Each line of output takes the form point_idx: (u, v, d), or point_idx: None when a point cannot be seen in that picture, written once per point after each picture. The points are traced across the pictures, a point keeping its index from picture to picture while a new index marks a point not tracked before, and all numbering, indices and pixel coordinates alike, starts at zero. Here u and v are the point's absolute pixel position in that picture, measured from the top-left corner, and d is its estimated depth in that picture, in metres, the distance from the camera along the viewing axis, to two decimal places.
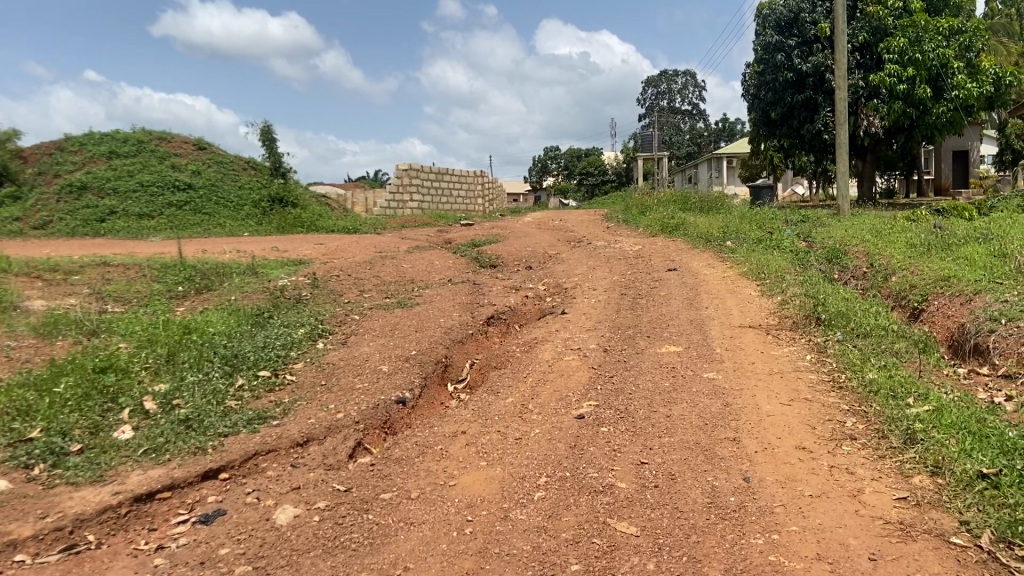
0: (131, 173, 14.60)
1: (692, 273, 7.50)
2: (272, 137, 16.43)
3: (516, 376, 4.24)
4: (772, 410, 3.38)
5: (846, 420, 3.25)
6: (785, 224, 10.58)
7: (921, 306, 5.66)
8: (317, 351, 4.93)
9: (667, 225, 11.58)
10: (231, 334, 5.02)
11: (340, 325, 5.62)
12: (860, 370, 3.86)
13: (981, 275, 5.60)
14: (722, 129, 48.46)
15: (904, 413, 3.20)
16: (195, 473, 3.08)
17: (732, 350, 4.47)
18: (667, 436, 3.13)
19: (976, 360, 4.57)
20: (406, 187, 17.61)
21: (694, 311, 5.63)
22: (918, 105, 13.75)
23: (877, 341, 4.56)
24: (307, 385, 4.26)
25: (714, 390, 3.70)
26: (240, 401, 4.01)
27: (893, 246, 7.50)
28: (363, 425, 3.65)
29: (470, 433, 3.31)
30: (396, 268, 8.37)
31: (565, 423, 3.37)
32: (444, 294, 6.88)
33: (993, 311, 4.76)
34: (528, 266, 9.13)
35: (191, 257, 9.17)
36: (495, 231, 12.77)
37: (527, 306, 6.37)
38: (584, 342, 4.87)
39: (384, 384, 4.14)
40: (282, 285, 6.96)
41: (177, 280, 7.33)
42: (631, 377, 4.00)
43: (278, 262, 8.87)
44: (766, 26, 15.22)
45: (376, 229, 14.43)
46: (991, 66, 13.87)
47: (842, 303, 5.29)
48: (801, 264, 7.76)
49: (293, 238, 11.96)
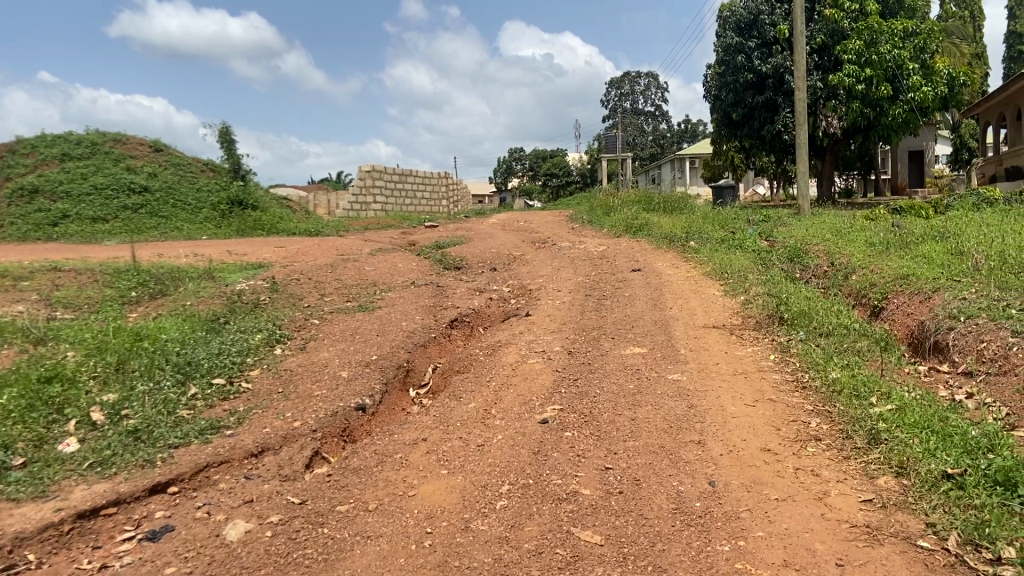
0: (85, 175, 14.27)
1: (655, 273, 7.49)
2: (230, 139, 16.17)
3: (478, 381, 4.16)
4: (736, 412, 3.34)
5: (810, 421, 3.23)
6: (748, 223, 10.63)
7: (881, 305, 5.70)
8: (274, 357, 4.81)
9: (631, 225, 11.60)
10: (185, 341, 4.89)
11: (299, 330, 5.51)
12: (823, 370, 3.84)
13: (939, 273, 5.65)
14: (685, 130, 48.82)
15: (869, 413, 3.18)
16: (142, 487, 2.97)
17: (696, 351, 4.43)
18: (632, 440, 3.07)
19: (936, 357, 4.60)
20: (369, 189, 17.43)
21: (658, 312, 5.60)
22: (876, 106, 13.93)
23: (839, 340, 4.56)
24: (263, 393, 4.15)
25: (678, 392, 3.66)
26: (193, 411, 3.89)
27: (854, 245, 7.55)
28: (321, 434, 3.55)
29: (431, 440, 3.22)
30: (358, 271, 8.26)
31: (528, 428, 3.30)
32: (407, 297, 6.79)
33: (952, 309, 4.79)
34: (492, 267, 9.07)
35: (146, 261, 8.96)
36: (460, 233, 12.68)
37: (491, 308, 6.30)
38: (547, 344, 4.81)
39: (343, 391, 4.04)
40: (240, 290, 6.81)
41: (131, 285, 7.16)
42: (595, 380, 3.95)
43: (236, 266, 8.72)
44: (726, 28, 15.32)
45: (338, 231, 14.26)
46: (945, 67, 14.09)
47: (804, 303, 5.30)
48: (763, 264, 7.79)
49: (253, 241, 11.76)
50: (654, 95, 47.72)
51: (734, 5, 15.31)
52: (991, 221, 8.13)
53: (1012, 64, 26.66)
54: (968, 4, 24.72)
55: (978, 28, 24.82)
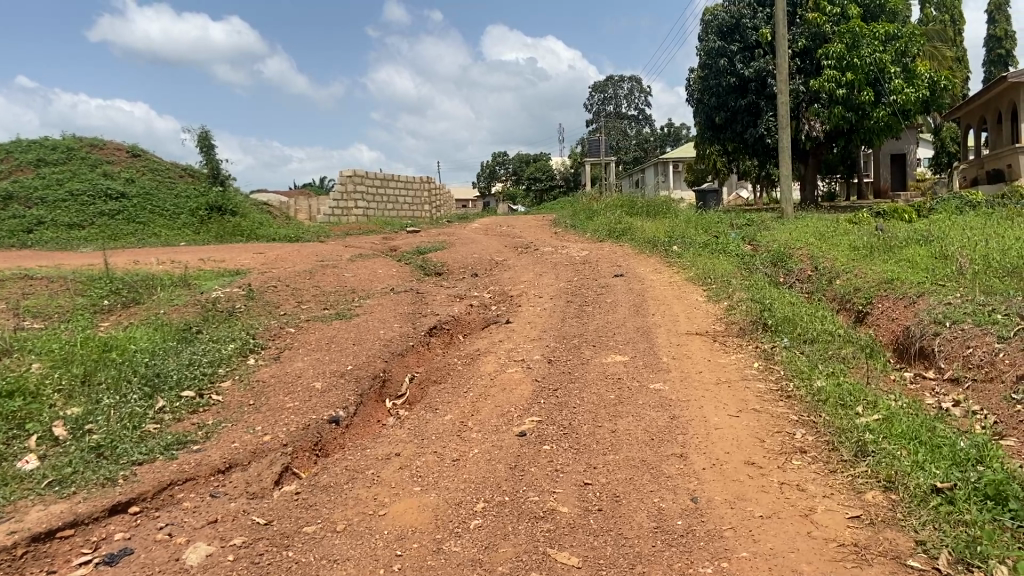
0: (60, 181, 14.05)
1: (637, 278, 7.41)
2: (209, 144, 15.99)
3: (456, 391, 4.05)
4: (719, 423, 3.25)
5: (795, 432, 3.14)
6: (730, 227, 10.58)
7: (865, 309, 5.64)
8: (247, 368, 4.68)
9: (614, 230, 11.53)
10: (155, 352, 4.75)
11: (273, 339, 5.38)
12: (808, 378, 3.76)
13: (923, 277, 5.60)
14: (668, 134, 48.96)
15: (855, 423, 3.10)
16: (102, 507, 2.83)
17: (679, 359, 4.35)
18: (612, 453, 2.98)
19: (922, 363, 4.54)
20: (351, 194, 17.23)
21: (640, 319, 5.51)
22: (857, 110, 13.94)
23: (824, 347, 4.49)
24: (234, 406, 4.02)
25: (660, 403, 3.56)
26: (160, 425, 3.76)
27: (837, 249, 7.51)
28: (292, 448, 3.43)
29: (405, 455, 3.11)
30: (337, 277, 8.13)
31: (505, 441, 3.19)
32: (386, 304, 6.67)
33: (936, 314, 4.72)
34: (473, 273, 8.96)
35: (120, 268, 8.80)
36: (441, 238, 12.57)
37: (471, 315, 6.19)
38: (527, 352, 4.70)
39: (316, 402, 3.92)
40: (215, 297, 6.67)
41: (103, 293, 7.00)
42: (575, 390, 3.85)
43: (213, 273, 8.57)
44: (709, 31, 15.30)
45: (319, 237, 14.11)
46: (926, 70, 14.12)
47: (788, 308, 5.22)
48: (746, 268, 7.74)
49: (231, 247, 11.61)
50: (637, 99, 47.79)
51: (716, 9, 15.29)
52: (974, 225, 8.11)
53: (991, 68, 26.85)
54: (948, 8, 24.88)
55: (958, 32, 24.98)
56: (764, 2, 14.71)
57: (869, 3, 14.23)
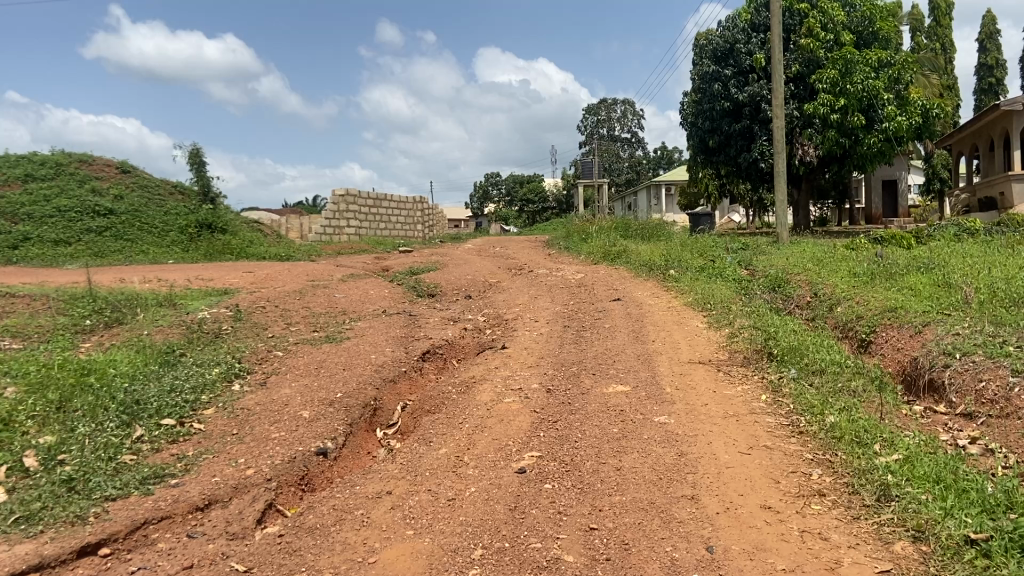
0: (48, 197, 13.83)
1: (635, 303, 7.26)
2: (200, 160, 15.83)
3: (450, 422, 3.85)
4: (730, 461, 3.07)
5: (812, 472, 2.97)
6: (726, 251, 10.46)
7: (869, 338, 5.48)
8: (231, 395, 4.48)
9: (609, 252, 11.38)
10: (136, 376, 4.54)
11: (260, 364, 5.18)
12: (821, 414, 3.58)
13: (929, 306, 5.45)
14: (661, 157, 49.06)
15: (874, 464, 2.94)
16: (70, 549, 2.63)
17: (683, 390, 4.17)
18: (618, 494, 2.79)
19: (931, 397, 4.37)
20: (342, 214, 17.06)
21: (640, 345, 5.34)
22: (851, 135, 13.88)
23: (833, 378, 4.31)
24: (216, 435, 3.81)
25: (667, 438, 3.37)
26: (136, 457, 3.54)
27: (837, 274, 7.37)
28: (276, 484, 3.23)
29: (396, 494, 2.91)
30: (327, 298, 7.94)
31: (504, 479, 3.01)
32: (377, 326, 6.48)
33: (946, 344, 4.56)
34: (467, 295, 8.79)
35: (105, 287, 8.59)
36: (434, 258, 12.40)
37: (465, 339, 6.00)
38: (524, 381, 4.52)
39: (303, 433, 3.72)
40: (201, 318, 6.48)
41: (85, 313, 6.78)
42: (576, 423, 3.66)
43: (199, 292, 8.37)
44: (703, 56, 15.30)
45: (310, 256, 13.92)
46: (920, 98, 14.10)
47: (793, 337, 5.06)
48: (745, 294, 7.59)
49: (220, 266, 11.41)
50: (630, 121, 47.92)
51: (711, 34, 15.29)
52: (975, 252, 7.99)
53: (983, 95, 26.98)
54: (939, 36, 25.04)
55: (950, 60, 25.12)
56: (759, 27, 14.71)
57: (861, 30, 14.24)
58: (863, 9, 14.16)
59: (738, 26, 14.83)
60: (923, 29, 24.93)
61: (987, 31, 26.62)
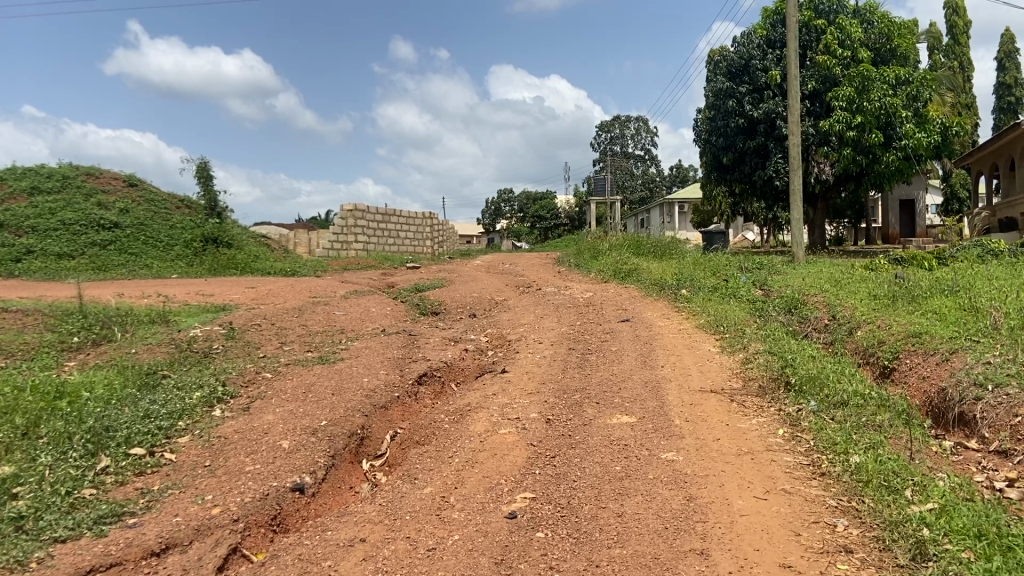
0: (53, 210, 13.69)
1: (645, 324, 6.95)
2: (207, 174, 15.69)
3: (440, 456, 3.55)
4: (744, 508, 2.76)
5: (837, 523, 2.66)
6: (739, 270, 10.15)
7: (891, 364, 5.14)
8: (211, 421, 4.19)
9: (619, 270, 11.10)
10: (111, 401, 4.27)
11: (245, 387, 4.89)
12: (844, 453, 3.28)
13: (955, 331, 5.12)
14: (674, 175, 48.84)
15: (907, 514, 2.63)
16: None
17: (693, 423, 3.86)
18: (618, 546, 2.49)
19: (961, 431, 4.04)
20: (351, 228, 16.83)
21: (648, 371, 5.04)
22: (868, 153, 13.56)
23: (856, 412, 3.98)
24: (186, 468, 3.52)
25: (674, 478, 3.07)
26: (96, 492, 3.26)
27: (856, 296, 7.04)
28: (244, 524, 2.94)
29: (371, 541, 2.62)
30: (327, 316, 7.67)
31: (492, 525, 2.71)
32: (375, 347, 6.21)
33: (977, 374, 4.22)
34: (472, 314, 8.53)
35: (100, 301, 8.37)
36: (442, 274, 12.15)
37: (465, 362, 5.71)
38: (523, 410, 4.21)
39: (280, 466, 3.44)
40: (192, 336, 6.22)
41: (74, 330, 6.53)
42: (576, 458, 3.36)
43: (196, 309, 8.13)
44: (718, 72, 15.07)
45: (316, 272, 13.69)
46: (939, 115, 13.79)
47: (812, 364, 4.73)
48: (760, 316, 7.27)
49: (222, 281, 11.18)
50: (643, 138, 47.70)
51: (726, 50, 15.04)
52: (999, 275, 7.64)
53: (1001, 114, 26.57)
54: (957, 54, 24.66)
55: (968, 79, 24.72)
56: (774, 43, 14.46)
57: (879, 47, 13.96)
58: (881, 26, 13.90)
59: (753, 42, 14.60)
60: (940, 47, 24.58)
61: (1005, 50, 26.27)
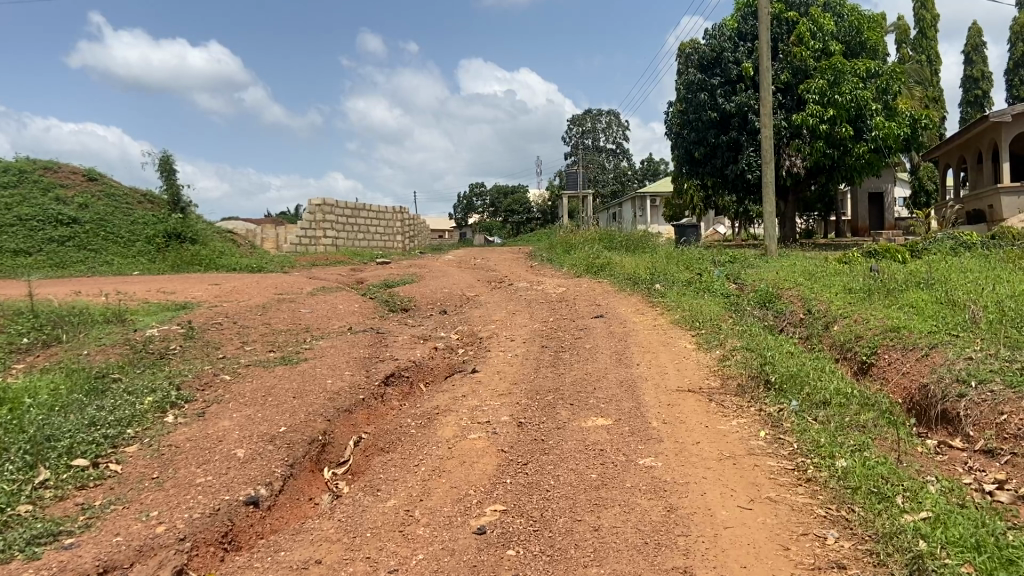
0: (9, 205, 13.23)
1: (619, 321, 6.78)
2: (170, 167, 15.29)
3: (405, 465, 3.34)
4: (729, 519, 2.60)
5: (827, 535, 2.50)
6: (713, 264, 10.02)
7: (869, 360, 5.00)
8: (162, 429, 3.94)
9: (592, 265, 10.94)
10: (55, 408, 4.01)
11: (202, 390, 4.65)
12: (829, 457, 3.13)
13: (934, 325, 4.99)
14: (646, 169, 48.89)
15: (900, 525, 2.49)
16: None
17: (671, 425, 3.68)
18: (595, 566, 2.31)
19: (945, 430, 3.90)
20: (319, 224, 16.50)
21: (623, 369, 4.87)
22: (839, 146, 13.50)
23: (839, 413, 3.83)
24: (132, 480, 3.28)
25: (653, 487, 2.89)
26: (31, 508, 3.00)
27: (831, 289, 6.92)
28: (191, 544, 2.73)
29: (326, 563, 2.42)
30: (292, 314, 7.42)
31: (460, 542, 2.51)
32: (340, 346, 5.98)
33: (959, 370, 4.09)
34: (442, 310, 8.33)
35: (55, 300, 8.02)
36: (412, 270, 11.90)
37: (434, 361, 5.50)
38: (494, 413, 4.01)
39: (234, 477, 3.22)
40: (149, 336, 5.95)
41: (23, 331, 6.22)
42: (549, 466, 3.17)
43: (155, 307, 7.83)
44: (689, 65, 14.97)
45: (283, 268, 13.39)
46: (908, 109, 13.80)
47: (791, 362, 4.58)
48: (734, 310, 7.14)
49: (185, 278, 10.85)
50: (615, 132, 47.63)
51: (697, 42, 14.93)
52: (975, 267, 7.57)
53: (968, 108, 26.81)
54: (924, 48, 24.80)
55: (935, 72, 24.88)
56: (746, 36, 14.38)
57: (849, 40, 13.91)
58: (851, 19, 13.81)
59: (724, 34, 14.49)
60: (907, 41, 24.72)
61: (972, 44, 26.49)
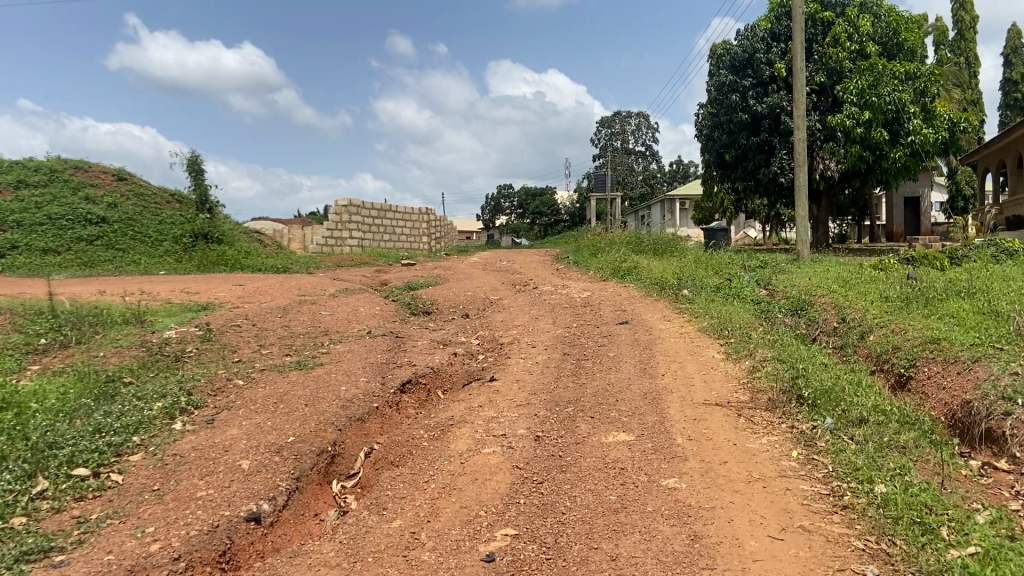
0: (39, 204, 13.30)
1: (645, 328, 6.57)
2: (198, 167, 15.31)
3: (414, 481, 3.18)
4: (757, 550, 2.41)
5: (865, 571, 2.30)
6: (742, 269, 9.77)
7: (908, 373, 4.75)
8: (168, 437, 3.82)
9: (618, 269, 10.73)
10: (60, 414, 3.90)
11: (213, 396, 4.53)
12: (868, 482, 2.92)
13: (977, 337, 4.74)
14: (676, 171, 48.48)
15: (947, 563, 2.29)
16: None
17: (697, 442, 3.49)
18: None
19: (989, 450, 3.66)
20: (345, 224, 16.41)
21: (647, 380, 4.67)
22: (875, 149, 13.16)
23: (876, 432, 3.61)
24: (132, 492, 3.16)
25: (676, 511, 2.71)
26: (25, 520, 2.88)
27: (866, 297, 6.67)
28: (185, 564, 2.59)
29: None
30: (311, 316, 7.30)
31: (466, 571, 2.35)
32: (357, 350, 5.85)
33: (1005, 387, 3.84)
34: (464, 314, 8.18)
35: (77, 299, 8.00)
36: (436, 272, 11.76)
37: (452, 368, 5.35)
38: (510, 426, 3.84)
39: (236, 492, 3.08)
40: (165, 338, 5.85)
41: (42, 331, 6.17)
42: (566, 485, 3.00)
43: (176, 308, 7.75)
44: (721, 66, 14.70)
45: (308, 268, 13.34)
46: (946, 111, 13.42)
47: (824, 375, 4.35)
48: (765, 318, 6.91)
49: (210, 278, 10.82)
50: (644, 135, 47.26)
51: (729, 43, 14.65)
52: (1016, 276, 7.26)
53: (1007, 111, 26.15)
54: (962, 50, 24.22)
55: (974, 74, 24.27)
56: (779, 36, 14.09)
57: (886, 41, 13.53)
58: (888, 19, 13.44)
59: (757, 35, 14.21)
60: (945, 43, 24.14)
61: (1011, 45, 25.83)
